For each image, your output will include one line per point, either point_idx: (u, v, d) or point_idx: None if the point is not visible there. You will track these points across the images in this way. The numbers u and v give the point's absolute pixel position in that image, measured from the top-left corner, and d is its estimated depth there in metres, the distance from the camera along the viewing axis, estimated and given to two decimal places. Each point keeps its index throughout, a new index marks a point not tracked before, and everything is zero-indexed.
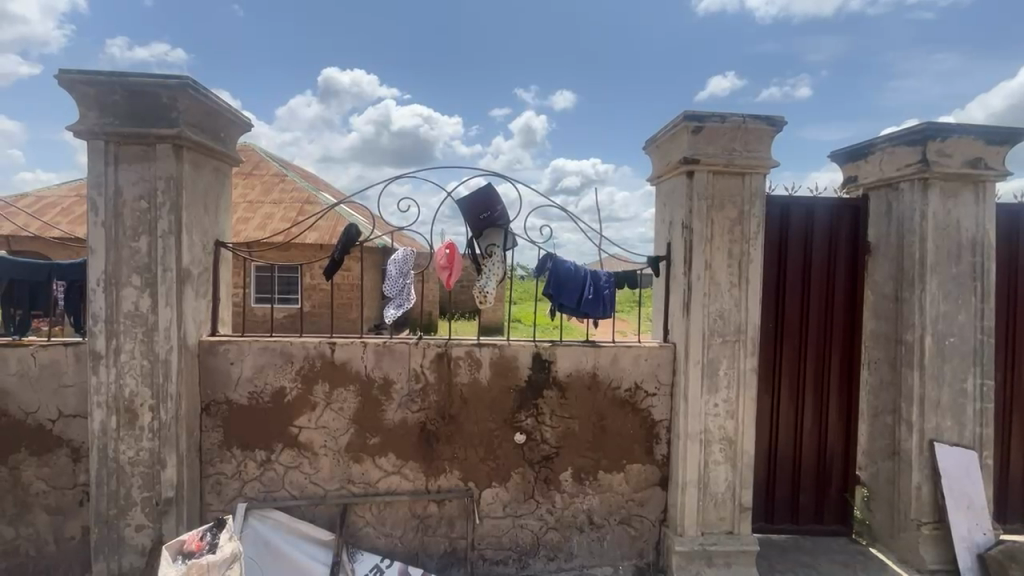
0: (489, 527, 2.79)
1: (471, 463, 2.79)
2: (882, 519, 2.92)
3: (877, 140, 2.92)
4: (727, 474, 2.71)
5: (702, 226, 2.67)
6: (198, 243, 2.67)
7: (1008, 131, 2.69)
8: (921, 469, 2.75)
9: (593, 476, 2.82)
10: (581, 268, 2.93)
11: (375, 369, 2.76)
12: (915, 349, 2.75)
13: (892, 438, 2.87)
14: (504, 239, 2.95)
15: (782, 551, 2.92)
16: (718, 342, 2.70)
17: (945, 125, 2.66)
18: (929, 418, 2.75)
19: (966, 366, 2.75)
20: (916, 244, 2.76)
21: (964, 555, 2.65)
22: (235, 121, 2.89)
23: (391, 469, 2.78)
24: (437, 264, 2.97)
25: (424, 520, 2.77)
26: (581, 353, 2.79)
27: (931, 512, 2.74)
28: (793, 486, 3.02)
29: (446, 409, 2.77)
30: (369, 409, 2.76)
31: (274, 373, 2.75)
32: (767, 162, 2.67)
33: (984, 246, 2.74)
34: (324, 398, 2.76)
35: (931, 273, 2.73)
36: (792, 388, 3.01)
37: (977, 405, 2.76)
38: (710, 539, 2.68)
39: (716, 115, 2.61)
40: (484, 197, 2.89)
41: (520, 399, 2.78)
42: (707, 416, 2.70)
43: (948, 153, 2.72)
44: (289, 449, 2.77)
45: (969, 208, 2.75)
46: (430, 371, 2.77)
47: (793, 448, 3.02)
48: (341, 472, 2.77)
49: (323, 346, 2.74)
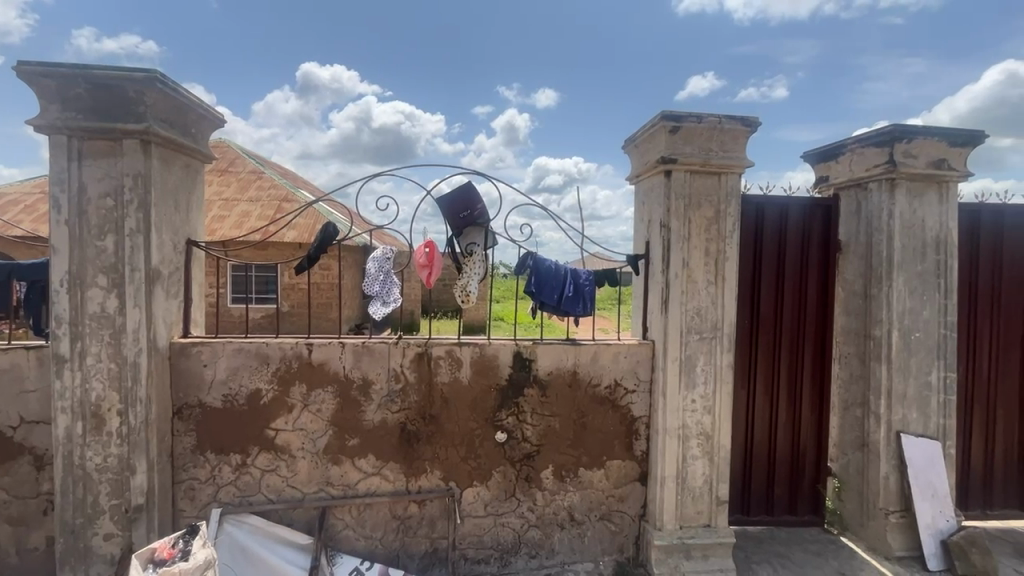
0: (471, 527, 2.79)
1: (452, 462, 2.78)
2: (852, 509, 3.02)
3: (848, 140, 3.00)
4: (705, 468, 2.76)
5: (680, 224, 2.70)
6: (169, 242, 2.59)
7: (969, 134, 2.80)
8: (889, 459, 2.84)
9: (573, 473, 2.84)
10: (561, 266, 2.93)
11: (354, 370, 2.72)
12: (883, 343, 2.84)
13: (861, 430, 2.97)
14: (484, 237, 2.94)
15: (758, 542, 2.99)
16: (695, 339, 2.74)
17: (911, 127, 2.75)
18: (896, 410, 2.84)
19: (931, 360, 2.86)
20: (884, 242, 2.84)
21: (928, 541, 2.75)
22: (208, 116, 2.81)
23: (371, 470, 2.75)
24: (418, 262, 2.93)
25: (405, 521, 2.75)
26: (562, 351, 2.81)
27: (898, 501, 2.84)
28: (768, 479, 3.10)
29: (426, 409, 2.75)
30: (348, 409, 2.73)
31: (249, 375, 2.69)
32: (742, 162, 2.72)
33: (947, 244, 2.85)
34: (301, 400, 2.71)
35: (898, 270, 2.82)
36: (767, 383, 3.08)
37: (941, 397, 2.86)
38: (688, 532, 2.72)
39: (693, 115, 2.65)
40: (465, 196, 2.88)
41: (501, 397, 2.78)
42: (685, 411, 2.74)
43: (914, 154, 2.81)
44: (266, 453, 2.71)
45: (933, 207, 2.85)
46: (410, 370, 2.74)
47: (768, 441, 3.10)
48: (319, 474, 2.73)
49: (301, 346, 2.70)
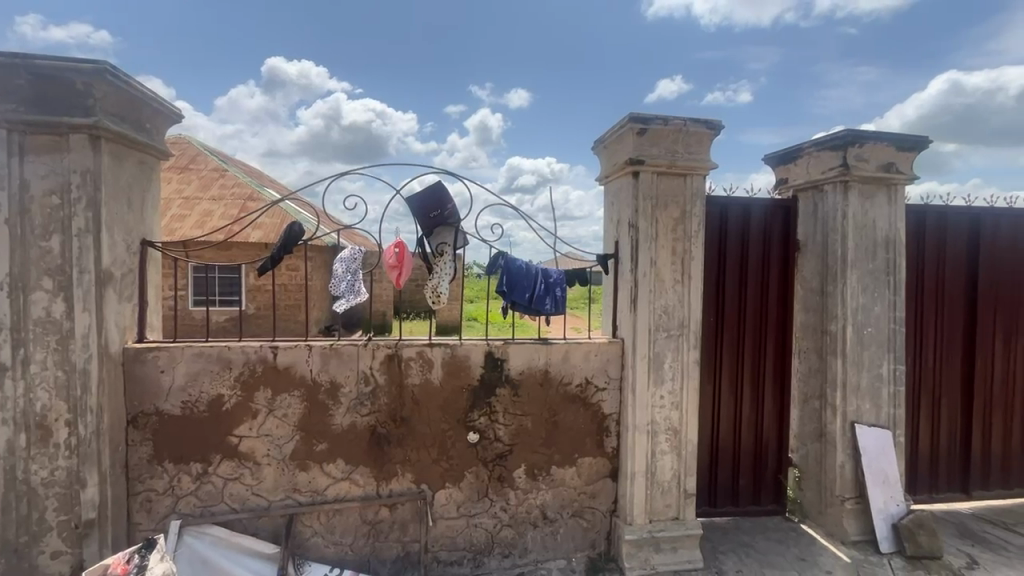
0: (443, 529, 2.77)
1: (424, 465, 2.75)
2: (811, 497, 3.15)
3: (804, 144, 3.13)
4: (673, 462, 2.83)
5: (647, 224, 2.76)
6: (121, 242, 2.47)
7: (915, 139, 2.96)
8: (844, 449, 2.98)
9: (546, 471, 2.86)
10: (532, 266, 2.95)
11: (322, 373, 2.66)
12: (839, 338, 2.98)
13: (819, 421, 3.10)
14: (455, 237, 2.92)
15: (724, 533, 3.08)
16: (663, 336, 2.81)
17: (863, 132, 2.89)
18: (851, 401, 2.98)
19: (882, 353, 3.01)
20: (839, 241, 2.98)
21: (881, 525, 2.89)
22: (164, 111, 2.69)
23: (340, 475, 2.69)
24: (387, 262, 2.89)
25: (376, 526, 2.71)
26: (533, 351, 2.82)
27: (853, 488, 2.98)
28: (734, 470, 3.21)
29: (397, 412, 2.72)
30: (316, 413, 2.66)
31: (210, 381, 2.59)
32: (706, 163, 2.80)
33: (896, 243, 3.01)
34: (266, 405, 2.63)
35: (852, 268, 2.96)
36: (731, 378, 3.18)
37: (891, 388, 3.02)
38: (657, 526, 2.78)
39: (660, 118, 2.71)
40: (435, 195, 2.85)
41: (473, 398, 2.77)
42: (654, 408, 2.80)
43: (866, 158, 2.95)
44: (228, 460, 2.62)
45: (883, 209, 3.01)
46: (380, 373, 2.70)
47: (733, 435, 3.20)
48: (285, 481, 2.65)
49: (265, 349, 2.61)
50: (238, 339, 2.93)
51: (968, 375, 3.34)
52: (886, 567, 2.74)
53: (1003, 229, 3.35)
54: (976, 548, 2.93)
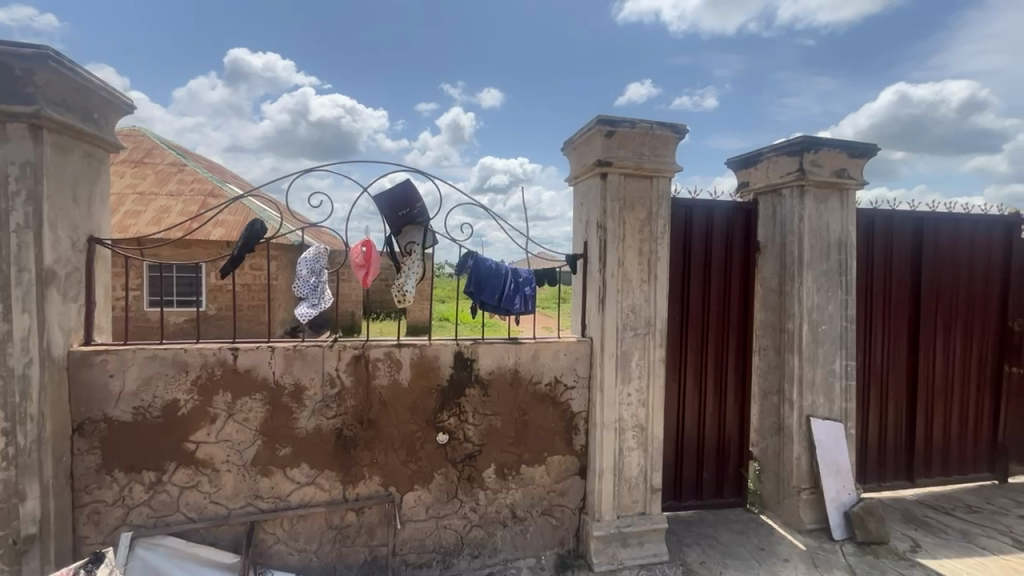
0: (412, 531, 2.73)
1: (392, 467, 2.71)
2: (770, 489, 3.28)
3: (764, 149, 3.25)
4: (640, 459, 2.89)
5: (615, 225, 2.81)
6: (65, 239, 2.33)
7: (865, 146, 3.12)
8: (801, 442, 3.11)
9: (515, 471, 2.86)
10: (502, 266, 2.95)
11: (285, 375, 2.58)
12: (796, 336, 3.11)
13: (778, 416, 3.22)
14: (424, 236, 2.88)
15: (689, 526, 3.17)
16: (630, 335, 2.86)
17: (818, 139, 3.03)
18: (807, 396, 3.11)
19: (835, 350, 3.16)
20: (796, 243, 3.11)
21: (834, 513, 3.04)
22: (114, 101, 2.55)
23: (305, 480, 2.62)
24: (354, 261, 2.83)
25: (342, 531, 2.65)
26: (503, 350, 2.83)
27: (809, 479, 3.11)
28: (698, 465, 3.31)
29: (364, 414, 2.67)
30: (279, 417, 2.58)
31: (165, 385, 2.48)
32: (672, 166, 2.87)
33: (848, 245, 3.16)
34: (226, 409, 2.53)
35: (808, 269, 3.09)
36: (695, 376, 3.28)
37: (843, 382, 3.18)
38: (625, 521, 2.83)
39: (627, 121, 2.76)
40: (403, 194, 2.81)
41: (442, 399, 2.75)
42: (621, 405, 2.85)
43: (820, 163, 3.09)
44: (184, 468, 2.50)
45: (836, 212, 3.16)
46: (346, 374, 2.64)
47: (697, 430, 3.30)
48: (246, 488, 2.56)
49: (224, 351, 2.52)
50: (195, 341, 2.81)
51: (913, 370, 3.54)
52: (838, 553, 2.87)
53: (944, 232, 3.57)
54: (919, 532, 3.12)
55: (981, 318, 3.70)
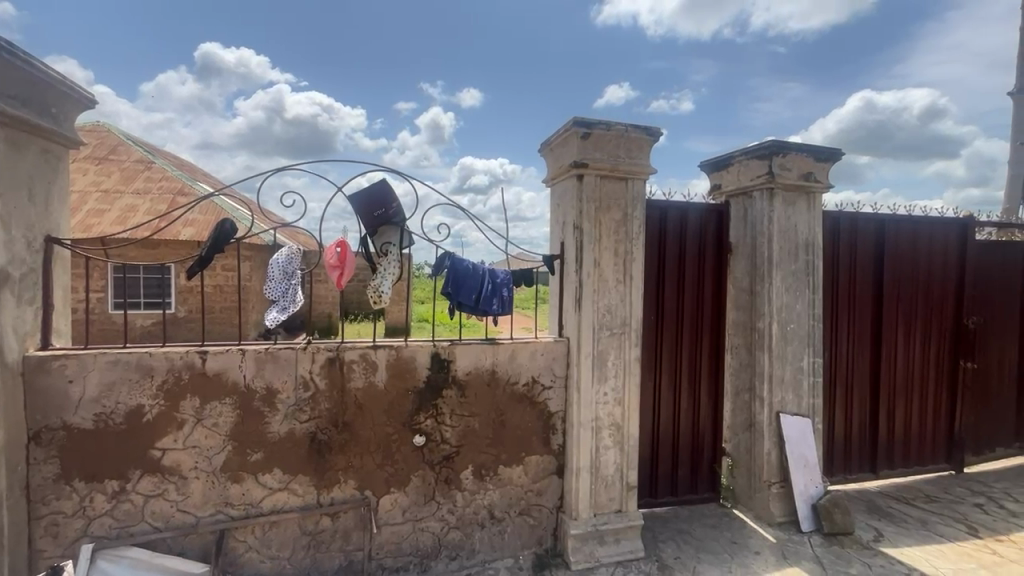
0: (388, 535, 2.70)
1: (368, 470, 2.67)
2: (742, 484, 3.36)
3: (736, 152, 3.34)
4: (616, 456, 2.93)
5: (591, 226, 2.84)
6: (20, 239, 2.22)
7: (830, 151, 3.23)
8: (771, 437, 3.19)
9: (493, 471, 2.86)
10: (479, 266, 2.94)
11: (257, 379, 2.52)
12: (766, 334, 3.19)
13: (749, 412, 3.31)
14: (400, 237, 2.85)
15: (664, 521, 3.23)
16: (606, 335, 2.90)
17: (786, 143, 3.12)
18: (777, 393, 3.20)
19: (803, 347, 3.27)
20: (766, 244, 3.20)
21: (802, 506, 3.14)
22: (74, 96, 2.44)
23: (277, 485, 2.56)
24: (327, 262, 2.79)
25: (316, 536, 2.60)
26: (480, 351, 2.83)
27: (778, 473, 3.20)
28: (673, 462, 3.37)
29: (339, 417, 2.63)
30: (249, 422, 2.52)
31: (128, 390, 2.39)
32: (646, 168, 2.92)
33: (815, 246, 3.27)
34: (194, 415, 2.46)
35: (777, 269, 3.18)
36: (670, 374, 3.34)
37: (811, 379, 3.29)
38: (601, 519, 2.86)
39: (602, 123, 2.79)
40: (379, 193, 2.78)
41: (419, 400, 2.73)
42: (597, 404, 2.89)
43: (788, 167, 3.18)
44: (150, 476, 2.42)
45: (803, 214, 3.26)
46: (320, 377, 2.60)
47: (672, 428, 3.36)
48: (216, 495, 2.49)
49: (192, 355, 2.44)
50: (161, 344, 2.72)
51: (875, 366, 3.69)
52: (806, 544, 2.96)
53: (904, 234, 3.73)
54: (882, 522, 3.25)
55: (938, 316, 3.87)
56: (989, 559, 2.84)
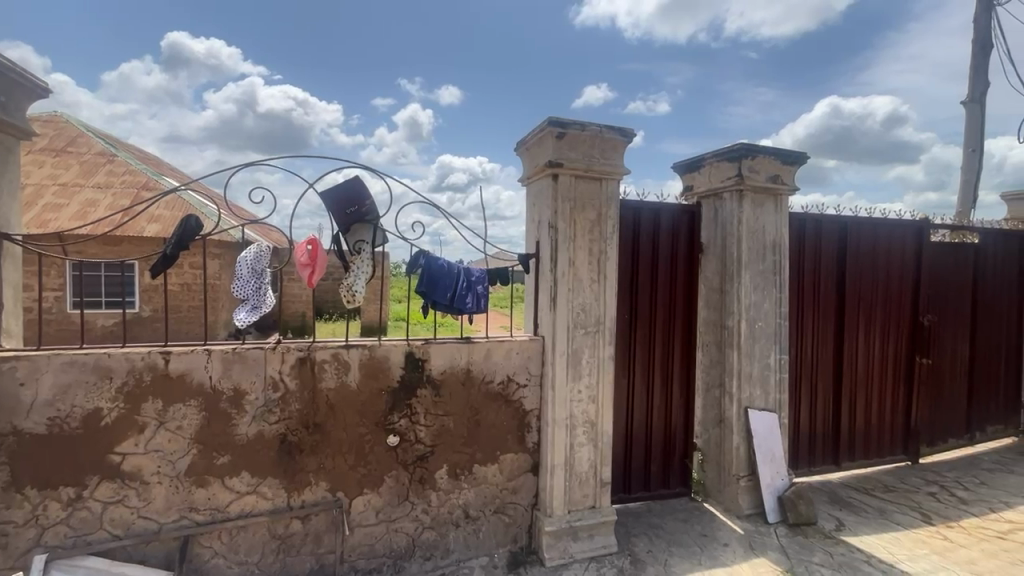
0: (361, 537, 2.67)
1: (340, 472, 2.63)
2: (712, 479, 3.45)
3: (707, 154, 3.42)
4: (590, 453, 2.96)
5: (566, 225, 2.86)
6: None
7: (796, 154, 3.33)
8: (739, 432, 3.28)
9: (467, 470, 2.86)
10: (454, 265, 2.93)
11: (223, 380, 2.45)
12: (735, 332, 3.28)
13: (718, 408, 3.39)
14: (373, 235, 2.81)
15: (637, 516, 3.28)
16: (581, 333, 2.92)
17: (754, 146, 3.21)
18: (745, 389, 3.29)
19: (770, 345, 3.37)
20: (735, 244, 3.28)
21: (769, 498, 3.24)
22: (27, 84, 2.32)
23: (245, 489, 2.49)
24: (299, 260, 2.73)
25: (286, 540, 2.55)
26: (455, 350, 2.82)
27: (746, 467, 3.29)
28: (646, 458, 3.44)
29: (310, 418, 2.58)
30: (216, 425, 2.45)
31: (85, 394, 2.29)
32: (620, 169, 2.95)
33: (781, 247, 3.37)
34: (156, 417, 2.37)
35: (746, 269, 3.27)
36: (644, 372, 3.40)
37: (778, 375, 3.39)
38: (575, 515, 2.89)
39: (577, 123, 2.81)
40: (352, 190, 2.73)
41: (392, 400, 2.70)
42: (572, 402, 2.91)
43: (757, 169, 3.27)
44: (109, 482, 2.33)
45: (771, 216, 3.36)
46: (291, 378, 2.54)
47: (645, 424, 3.42)
48: (179, 500, 2.41)
49: (154, 356, 2.36)
50: (119, 344, 2.61)
51: (838, 362, 3.83)
52: (772, 535, 3.06)
53: (865, 235, 3.89)
54: (844, 512, 3.38)
55: (896, 314, 4.05)
56: (941, 545, 2.99)
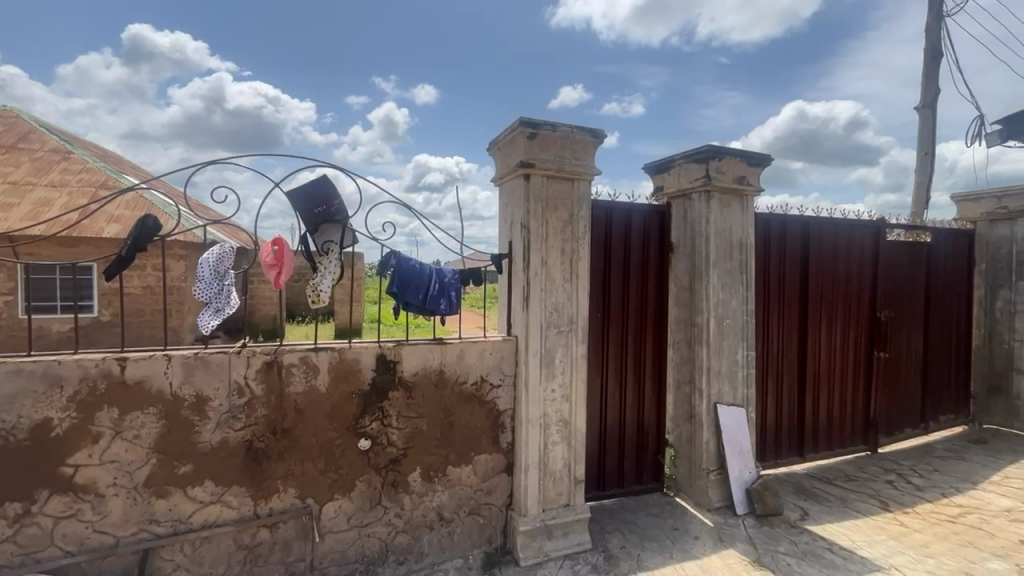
0: (332, 543, 2.61)
1: (309, 478, 2.57)
2: (683, 474, 3.52)
3: (676, 156, 3.49)
4: (564, 452, 2.98)
5: (538, 226, 2.87)
6: None
7: (761, 156, 3.43)
8: (709, 427, 3.35)
9: (441, 472, 2.83)
10: (426, 266, 2.91)
11: (185, 386, 2.36)
12: (704, 330, 3.35)
13: (688, 405, 3.46)
14: (342, 236, 2.76)
15: (611, 513, 3.32)
16: (554, 333, 2.94)
17: (721, 148, 3.29)
18: (714, 385, 3.37)
19: (737, 341, 3.45)
20: (703, 243, 3.35)
21: (737, 491, 3.32)
22: None
23: (209, 499, 2.41)
24: (264, 261, 2.66)
25: (253, 550, 2.47)
26: (427, 351, 2.79)
27: (716, 461, 3.37)
28: (619, 455, 3.48)
29: (278, 424, 2.51)
30: (176, 433, 2.36)
31: (34, 403, 2.17)
32: (591, 170, 2.98)
33: (747, 246, 3.47)
34: (112, 427, 2.27)
35: (714, 268, 3.35)
36: (616, 370, 3.45)
37: (745, 370, 3.49)
38: (550, 514, 2.91)
39: (548, 124, 2.82)
40: (321, 190, 2.68)
41: (363, 403, 2.66)
42: (545, 401, 2.92)
43: (724, 171, 3.35)
44: (61, 496, 2.21)
45: (737, 216, 3.45)
46: (257, 383, 2.47)
47: (618, 422, 3.47)
48: (138, 512, 2.31)
49: (109, 362, 2.25)
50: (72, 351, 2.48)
51: (802, 357, 3.97)
52: (740, 526, 3.14)
53: (827, 235, 4.04)
54: (808, 502, 3.50)
55: (856, 310, 4.22)
56: (897, 530, 3.13)
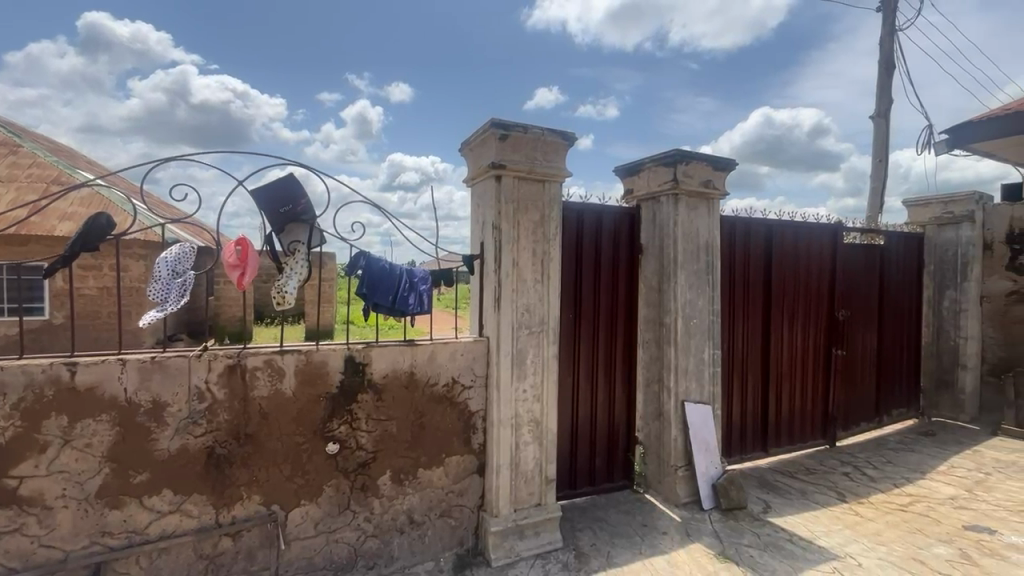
0: (299, 550, 2.56)
1: (275, 483, 2.51)
2: (652, 471, 3.59)
3: (645, 159, 3.56)
4: (535, 452, 3.00)
5: (509, 226, 2.88)
6: None
7: (726, 161, 3.54)
8: (677, 425, 3.43)
9: (411, 475, 2.81)
10: (396, 266, 2.88)
11: (141, 392, 2.27)
12: (672, 329, 3.42)
13: (657, 403, 3.53)
14: (309, 236, 2.71)
15: (583, 511, 3.36)
16: (525, 334, 2.96)
17: (688, 152, 3.37)
18: (682, 383, 3.45)
19: (704, 340, 3.54)
20: (671, 245, 3.43)
21: (703, 486, 3.41)
22: None
23: (167, 508, 2.32)
24: (227, 261, 2.58)
25: (214, 560, 2.39)
26: (398, 353, 2.76)
27: (684, 458, 3.45)
28: (591, 453, 3.53)
29: (241, 429, 2.44)
30: (132, 440, 2.26)
31: None
32: (561, 171, 3.01)
33: (714, 247, 3.56)
34: (60, 435, 2.16)
35: (681, 269, 3.43)
36: (587, 369, 3.49)
37: (711, 368, 3.58)
38: (521, 513, 2.92)
39: (519, 125, 2.84)
40: (287, 188, 2.62)
41: (331, 406, 2.61)
42: (516, 401, 2.94)
43: (690, 174, 3.44)
44: (3, 510, 2.09)
45: (704, 218, 3.54)
46: (218, 387, 2.39)
47: (589, 421, 3.51)
48: (90, 524, 2.20)
49: (57, 368, 2.14)
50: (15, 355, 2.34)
51: (765, 354, 4.11)
52: (706, 521, 3.23)
53: (788, 237, 4.19)
54: (771, 495, 3.63)
55: (815, 310, 4.40)
56: (853, 520, 3.28)
